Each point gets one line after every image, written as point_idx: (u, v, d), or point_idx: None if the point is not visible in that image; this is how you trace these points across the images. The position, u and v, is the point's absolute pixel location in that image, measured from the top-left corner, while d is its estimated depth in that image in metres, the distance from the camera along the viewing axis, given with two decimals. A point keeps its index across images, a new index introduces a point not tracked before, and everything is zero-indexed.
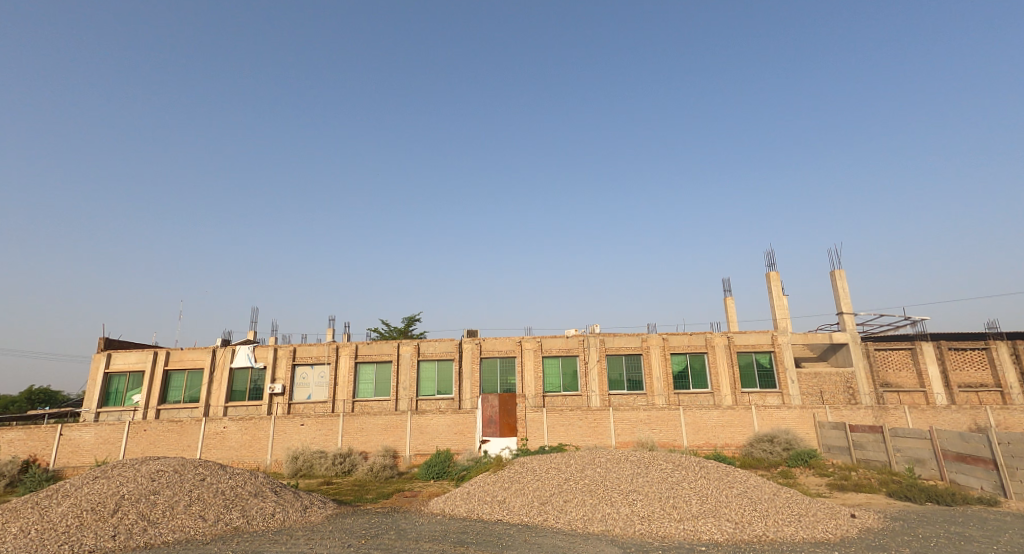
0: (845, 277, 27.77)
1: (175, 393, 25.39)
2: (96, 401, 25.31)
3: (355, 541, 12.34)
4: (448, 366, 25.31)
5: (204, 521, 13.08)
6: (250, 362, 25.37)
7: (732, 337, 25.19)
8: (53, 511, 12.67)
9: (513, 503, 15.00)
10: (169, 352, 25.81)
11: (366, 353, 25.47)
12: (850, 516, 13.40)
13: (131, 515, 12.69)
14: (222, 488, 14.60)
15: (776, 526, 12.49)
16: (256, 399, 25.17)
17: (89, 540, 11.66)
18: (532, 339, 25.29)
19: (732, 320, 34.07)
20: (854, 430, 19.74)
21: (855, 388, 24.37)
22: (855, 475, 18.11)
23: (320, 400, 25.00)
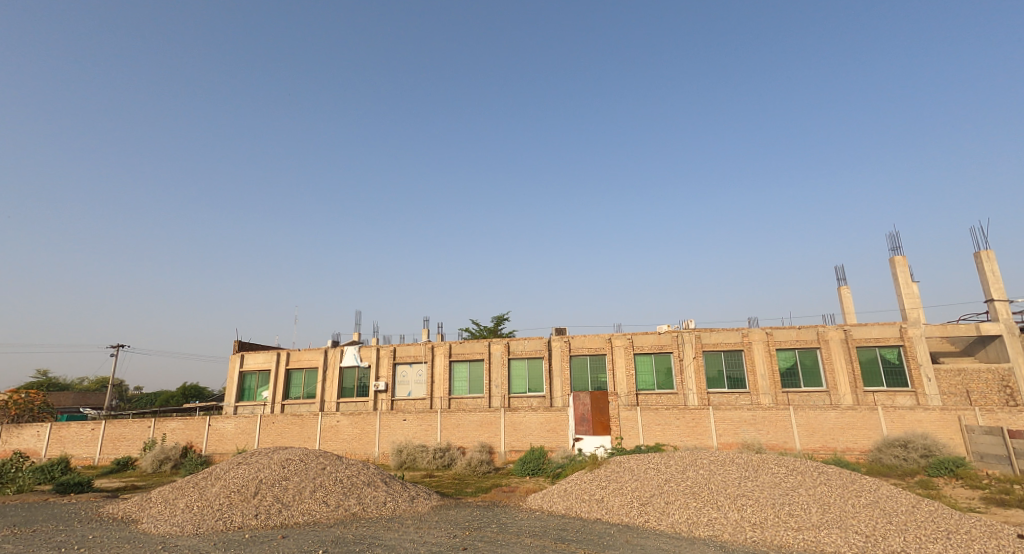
0: (994, 259, 24.21)
1: (295, 389, 27.76)
2: (234, 396, 28.49)
3: (461, 532, 12.38)
4: (539, 364, 25.22)
5: (327, 506, 13.85)
6: (357, 361, 27.18)
7: (849, 330, 22.73)
8: (208, 491, 14.21)
9: (611, 503, 14.70)
10: (289, 352, 28.23)
11: (459, 352, 26.19)
12: (1016, 536, 11.57)
13: (268, 497, 13.78)
14: (340, 476, 15.29)
15: (919, 543, 11.12)
16: (363, 396, 26.88)
17: (238, 517, 12.93)
18: (623, 336, 24.36)
19: (848, 311, 31.02)
20: (1016, 437, 17.02)
21: (1014, 388, 21.20)
22: (1021, 490, 15.56)
23: (420, 397, 26.16)
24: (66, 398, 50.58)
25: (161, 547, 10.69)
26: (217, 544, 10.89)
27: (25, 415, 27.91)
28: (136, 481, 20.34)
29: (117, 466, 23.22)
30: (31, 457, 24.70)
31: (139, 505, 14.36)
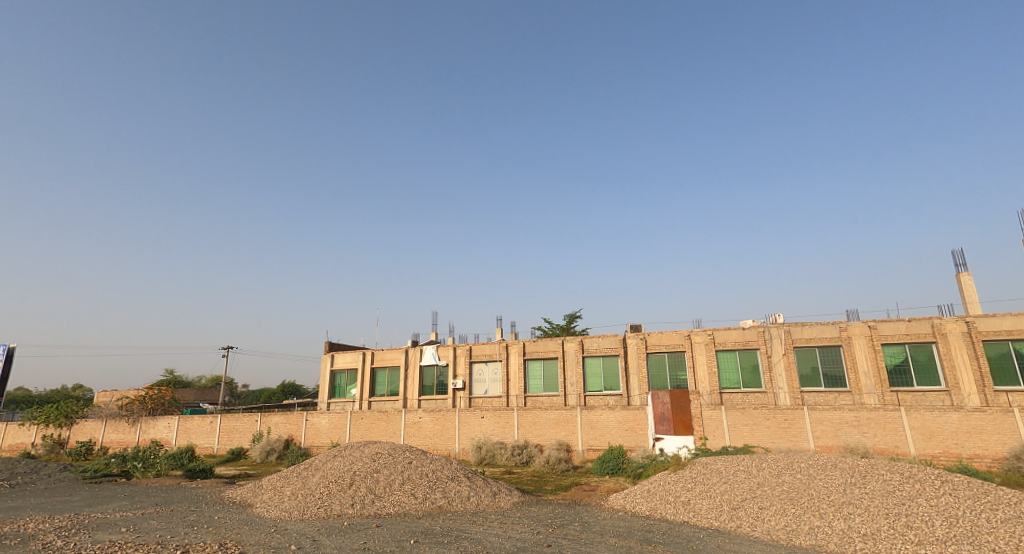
0: None
1: (381, 388, 28.48)
2: (327, 393, 29.96)
3: (543, 529, 11.23)
4: (614, 362, 23.32)
5: (414, 498, 12.53)
6: (435, 360, 27.14)
7: (972, 322, 19.33)
8: (309, 480, 13.87)
9: (700, 507, 12.93)
10: (373, 352, 29.09)
11: (533, 350, 24.83)
12: None
13: (362, 487, 12.83)
14: (425, 469, 13.81)
15: None
16: (443, 393, 26.70)
17: (336, 506, 12.14)
18: (702, 332, 22.21)
19: (970, 301, 27.64)
20: None
21: None
22: None
23: (497, 395, 25.21)
24: (192, 396, 56.08)
25: (273, 531, 10.55)
26: (312, 533, 10.17)
27: (156, 409, 31.15)
28: (248, 469, 22.07)
29: (232, 455, 24.82)
30: (164, 446, 27.34)
31: (253, 492, 14.79)
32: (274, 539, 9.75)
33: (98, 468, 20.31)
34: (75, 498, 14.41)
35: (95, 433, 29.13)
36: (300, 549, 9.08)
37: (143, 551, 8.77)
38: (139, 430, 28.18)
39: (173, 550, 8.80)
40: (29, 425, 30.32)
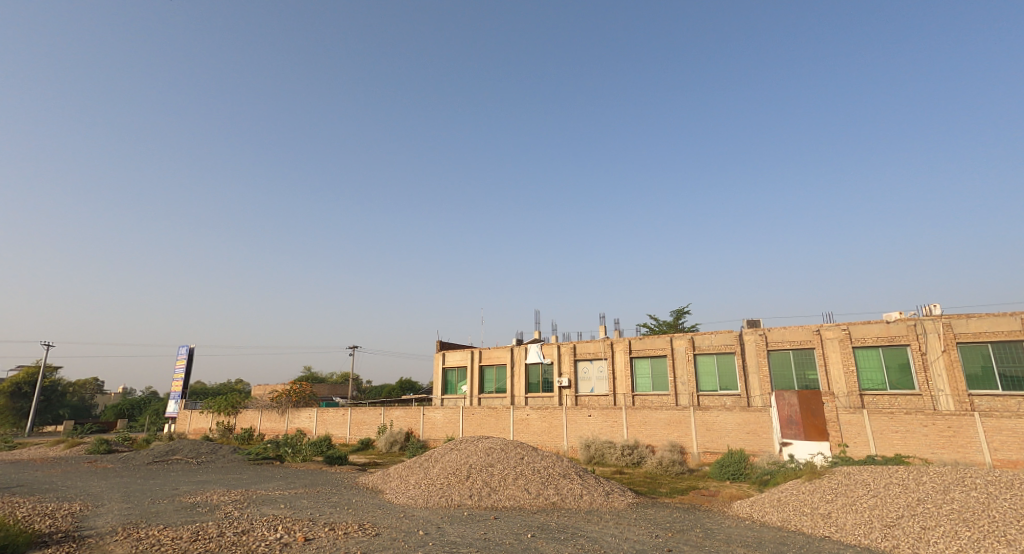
0: None
1: (489, 384, 29.39)
2: (439, 389, 31.56)
3: (662, 532, 11.01)
4: (730, 360, 22.00)
5: (529, 493, 12.68)
6: (540, 358, 27.39)
7: None
8: (430, 471, 14.78)
9: (843, 521, 11.82)
10: (481, 350, 30.11)
11: (639, 348, 24.18)
12: None
13: (478, 480, 13.34)
14: (537, 465, 13.94)
15: None
16: (548, 391, 26.91)
17: (456, 496, 12.76)
18: (836, 328, 20.19)
19: None
20: None
21: None
22: None
23: (604, 393, 24.90)
24: (326, 390, 61.91)
25: (402, 515, 11.41)
26: (437, 520, 10.83)
27: (299, 401, 34.90)
28: (376, 458, 23.98)
29: (362, 445, 27.06)
30: (306, 434, 30.49)
31: (382, 479, 16.06)
32: (404, 523, 10.53)
33: (259, 450, 23.33)
34: (244, 476, 16.76)
35: (253, 421, 33.25)
36: (427, 534, 9.71)
37: (299, 524, 10.01)
38: (287, 419, 31.70)
39: (322, 526, 9.90)
40: (207, 412, 35.53)
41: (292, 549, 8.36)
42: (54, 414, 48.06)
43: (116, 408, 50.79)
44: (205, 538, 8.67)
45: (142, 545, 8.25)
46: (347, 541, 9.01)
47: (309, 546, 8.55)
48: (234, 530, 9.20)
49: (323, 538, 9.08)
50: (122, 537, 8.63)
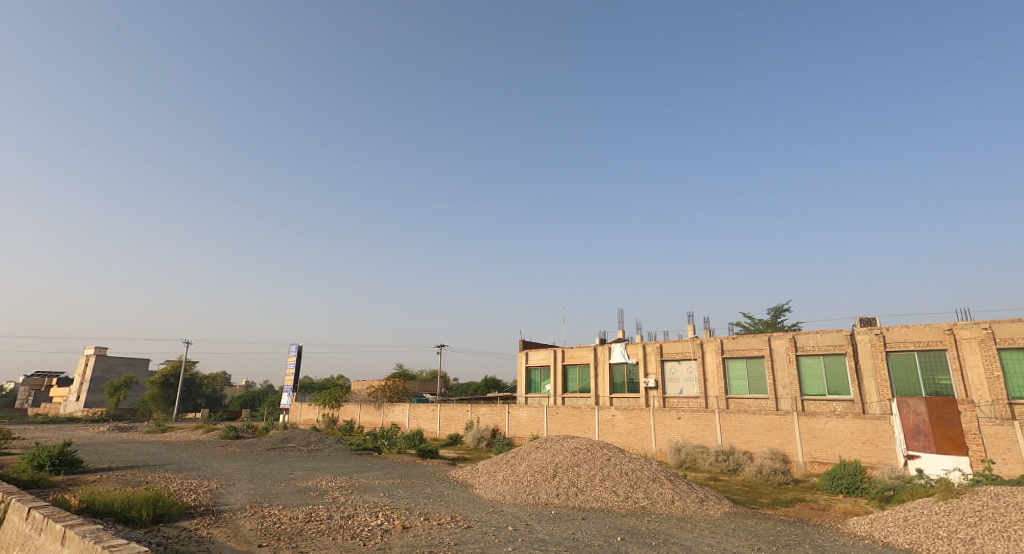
0: None
1: (572, 384, 29.35)
2: (523, 388, 32.02)
3: (764, 546, 10.48)
4: (840, 362, 20.37)
5: (617, 496, 12.54)
6: (625, 357, 26.92)
7: None
8: (517, 468, 15.10)
9: (992, 548, 10.38)
10: (563, 349, 30.14)
11: (732, 348, 23.05)
12: None
13: (565, 480, 13.44)
14: (624, 467, 13.75)
15: None
16: (633, 392, 26.38)
17: (543, 494, 12.93)
18: (974, 327, 17.91)
19: None
20: None
21: None
22: None
23: (693, 395, 23.99)
24: (416, 386, 64.91)
25: (491, 510, 11.77)
26: (524, 517, 11.06)
27: (393, 396, 36.87)
28: (465, 453, 24.78)
29: (451, 440, 28.04)
30: (400, 428, 32.12)
31: (471, 473, 16.59)
32: (494, 518, 10.88)
33: (359, 441, 24.98)
34: (348, 465, 18.07)
35: (353, 414, 35.61)
36: (516, 530, 9.97)
37: (397, 512, 10.66)
38: (383, 413, 33.59)
39: (418, 516, 10.47)
40: (314, 405, 38.57)
41: (392, 535, 8.93)
42: (192, 403, 54.63)
43: (240, 399, 56.68)
44: (317, 519, 9.51)
45: (266, 521, 9.21)
46: (441, 531, 9.47)
47: (407, 534, 9.09)
48: (342, 514, 9.99)
49: (420, 527, 9.61)
50: (249, 513, 9.68)
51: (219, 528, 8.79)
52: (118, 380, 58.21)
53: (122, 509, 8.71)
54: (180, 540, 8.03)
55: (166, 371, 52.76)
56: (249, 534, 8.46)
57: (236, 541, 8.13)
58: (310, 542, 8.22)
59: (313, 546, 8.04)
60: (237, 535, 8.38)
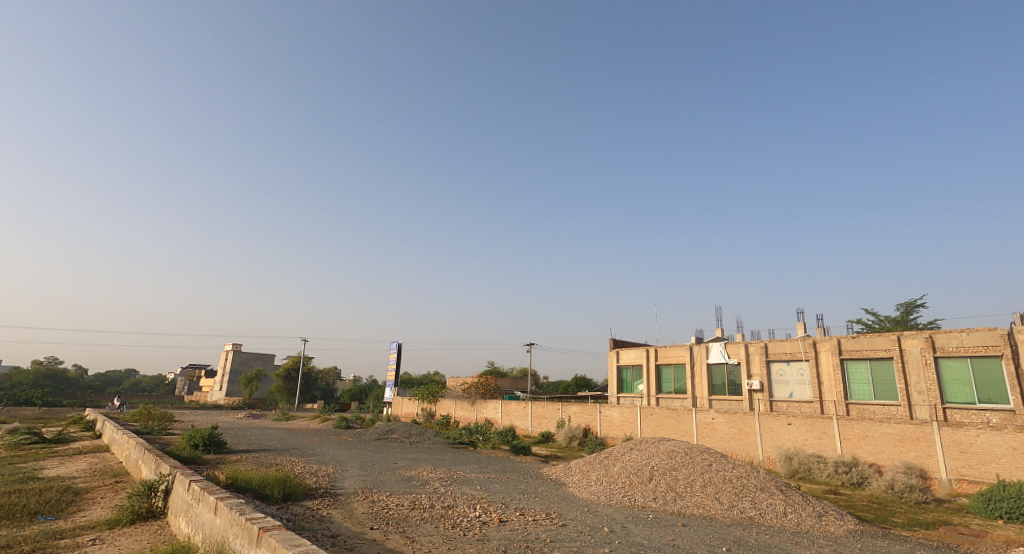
0: None
1: (667, 384, 28.40)
2: (615, 387, 31.52)
3: None
4: (994, 366, 17.75)
5: (721, 503, 11.87)
6: (725, 358, 25.52)
7: None
8: (611, 468, 14.91)
9: None
10: (656, 349, 29.26)
11: (852, 348, 21.02)
12: None
13: (662, 484, 13.06)
14: (726, 473, 13.01)
15: None
16: (736, 394, 24.97)
17: (640, 498, 12.64)
18: None
19: None
20: None
21: None
22: None
23: (806, 400, 22.20)
24: (508, 384, 66.02)
25: (586, 510, 11.71)
26: (621, 520, 10.88)
27: (487, 393, 37.85)
28: (556, 451, 24.82)
29: (542, 437, 28.18)
30: (493, 424, 32.84)
31: (564, 472, 16.59)
32: (589, 518, 10.83)
33: (455, 436, 25.90)
34: (446, 457, 18.85)
35: (449, 409, 36.98)
36: (612, 532, 9.86)
37: (494, 505, 10.98)
38: (477, 408, 34.55)
39: (514, 511, 10.68)
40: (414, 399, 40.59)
41: (490, 528, 9.21)
42: (310, 395, 59.71)
43: (349, 392, 61.03)
44: (421, 507, 10.05)
45: (376, 506, 9.88)
46: (536, 527, 9.63)
47: (504, 527, 9.33)
48: (442, 504, 10.47)
49: (516, 521, 9.82)
50: (362, 498, 10.45)
51: (336, 509, 9.58)
52: (249, 373, 65.18)
53: (259, 486, 9.80)
54: (305, 518, 8.87)
55: (288, 365, 58.35)
56: (362, 517, 9.13)
57: (351, 522, 8.82)
58: (416, 529, 8.71)
59: (418, 533, 8.51)
60: (352, 517, 9.09)
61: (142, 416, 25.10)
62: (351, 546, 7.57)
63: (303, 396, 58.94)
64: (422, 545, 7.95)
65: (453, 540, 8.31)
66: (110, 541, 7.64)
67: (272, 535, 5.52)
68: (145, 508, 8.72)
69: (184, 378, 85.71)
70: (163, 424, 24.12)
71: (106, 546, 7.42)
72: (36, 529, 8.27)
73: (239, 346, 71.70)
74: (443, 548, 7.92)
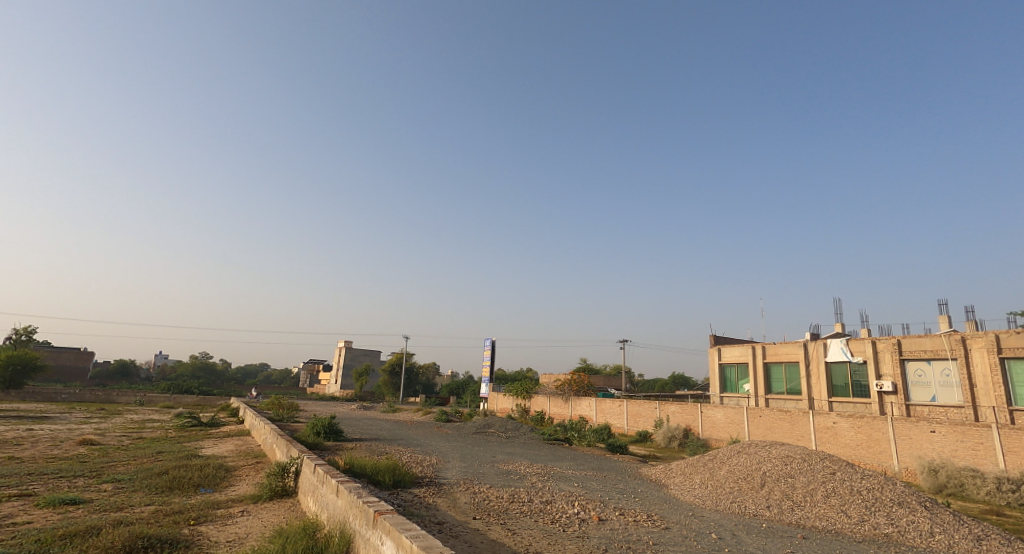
0: None
1: (777, 384, 26.54)
2: (718, 386, 30.04)
3: None
4: None
5: (849, 517, 10.79)
6: (847, 356, 23.36)
7: None
8: (718, 472, 14.23)
9: None
10: (765, 346, 27.46)
11: (1014, 346, 18.27)
12: None
13: (777, 491, 12.23)
14: (854, 483, 11.87)
15: None
16: (862, 396, 22.72)
17: (752, 505, 11.91)
18: None
19: None
20: None
21: None
22: None
23: (954, 405, 19.62)
24: (601, 381, 65.06)
25: (691, 514, 11.26)
26: (731, 527, 10.33)
27: (581, 390, 37.69)
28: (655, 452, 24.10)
29: (639, 437, 27.42)
30: (589, 421, 32.51)
31: (666, 473, 16.04)
32: (694, 523, 10.40)
33: (550, 432, 26.00)
34: (543, 453, 19.04)
35: (543, 405, 37.23)
36: (722, 539, 9.39)
37: (592, 503, 10.91)
38: (571, 405, 34.43)
39: (614, 510, 10.54)
40: (509, 395, 41.38)
41: (589, 525, 9.16)
42: (413, 389, 62.92)
43: (448, 387, 63.46)
44: (520, 500, 10.26)
45: (477, 497, 10.22)
46: (638, 527, 9.44)
47: (603, 526, 9.24)
48: (541, 499, 10.59)
49: (616, 521, 9.71)
50: (464, 488, 10.83)
51: (441, 497, 10.04)
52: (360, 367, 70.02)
53: (372, 472, 10.51)
54: (413, 504, 9.37)
55: (392, 361, 61.89)
56: (465, 507, 9.48)
57: (455, 511, 9.18)
58: (516, 521, 8.89)
59: (518, 526, 8.67)
60: (456, 506, 9.46)
61: (274, 405, 28.02)
62: (457, 534, 7.87)
63: (407, 390, 62.21)
64: (523, 538, 8.08)
65: (553, 535, 8.37)
66: (255, 514, 8.58)
67: (386, 518, 5.88)
68: (280, 487, 9.69)
69: (306, 372, 94.29)
70: (291, 412, 26.77)
71: (251, 517, 8.34)
72: (198, 498, 9.51)
73: (349, 343, 77.27)
74: (544, 542, 8.00)
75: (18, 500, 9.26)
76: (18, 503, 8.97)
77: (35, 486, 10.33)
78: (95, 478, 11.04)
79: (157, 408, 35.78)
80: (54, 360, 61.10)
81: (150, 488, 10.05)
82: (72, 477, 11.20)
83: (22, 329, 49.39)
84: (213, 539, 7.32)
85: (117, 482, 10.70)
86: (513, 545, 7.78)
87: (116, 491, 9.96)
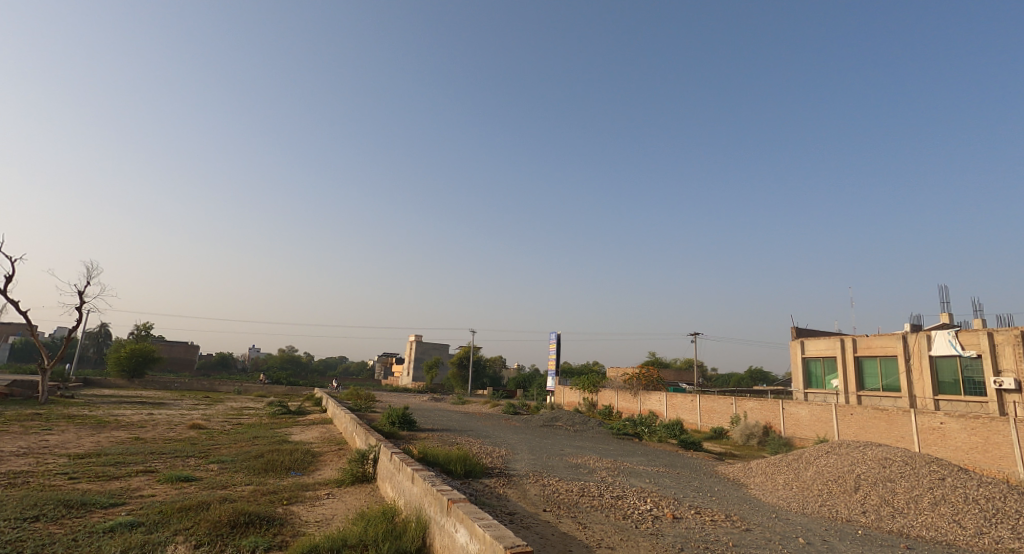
0: None
1: (871, 380, 24.68)
2: (802, 382, 28.41)
3: None
4: None
5: (962, 528, 9.83)
6: (956, 350, 21.34)
7: None
8: (803, 473, 13.47)
9: None
10: (856, 339, 25.63)
11: None
12: None
13: (875, 497, 11.37)
14: (968, 491, 10.82)
15: None
16: (975, 395, 20.66)
17: (844, 510, 11.15)
18: None
19: None
20: None
21: None
22: None
23: None
24: (672, 376, 63.08)
25: (775, 516, 10.72)
26: (821, 532, 9.72)
27: (649, 384, 36.87)
28: (733, 450, 23.15)
29: (714, 433, 26.47)
30: (659, 416, 31.73)
31: (744, 472, 15.36)
32: (778, 525, 9.90)
33: (620, 426, 25.60)
34: (614, 448, 18.77)
35: (611, 400, 36.75)
36: (810, 544, 8.89)
37: (666, 501, 10.63)
38: (640, 400, 33.74)
39: (688, 508, 10.23)
40: (576, 389, 41.19)
41: (663, 523, 8.96)
42: (482, 381, 63.97)
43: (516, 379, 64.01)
44: (590, 494, 10.19)
45: (547, 489, 10.25)
46: (715, 528, 9.11)
47: (678, 524, 8.99)
48: (611, 493, 10.47)
49: (691, 520, 9.41)
50: (533, 480, 10.91)
51: (511, 488, 10.15)
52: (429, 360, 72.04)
53: (444, 461, 10.82)
54: (485, 493, 9.56)
55: (460, 354, 63.29)
56: (536, 498, 9.55)
57: (525, 502, 9.26)
58: (586, 515, 8.85)
59: (590, 520, 8.62)
60: (526, 497, 9.54)
61: (353, 396, 29.47)
62: (528, 525, 7.94)
63: (475, 383, 63.41)
64: (595, 532, 8.04)
65: (626, 531, 8.25)
66: (339, 497, 9.05)
67: (460, 507, 6.00)
68: (360, 472, 10.17)
69: (381, 364, 98.55)
70: (369, 402, 28.06)
71: (336, 500, 8.81)
72: (289, 480, 10.18)
73: (420, 337, 79.77)
74: (616, 538, 7.89)
75: (143, 474, 10.35)
76: (143, 478, 10.01)
77: (156, 464, 11.50)
78: (204, 458, 12.12)
79: (252, 396, 38.65)
80: (168, 352, 67.52)
81: (250, 470, 10.87)
82: (185, 456, 12.37)
83: (143, 325, 54.88)
84: (303, 518, 7.81)
85: (222, 462, 11.68)
86: (585, 539, 7.73)
87: (221, 471, 10.85)
